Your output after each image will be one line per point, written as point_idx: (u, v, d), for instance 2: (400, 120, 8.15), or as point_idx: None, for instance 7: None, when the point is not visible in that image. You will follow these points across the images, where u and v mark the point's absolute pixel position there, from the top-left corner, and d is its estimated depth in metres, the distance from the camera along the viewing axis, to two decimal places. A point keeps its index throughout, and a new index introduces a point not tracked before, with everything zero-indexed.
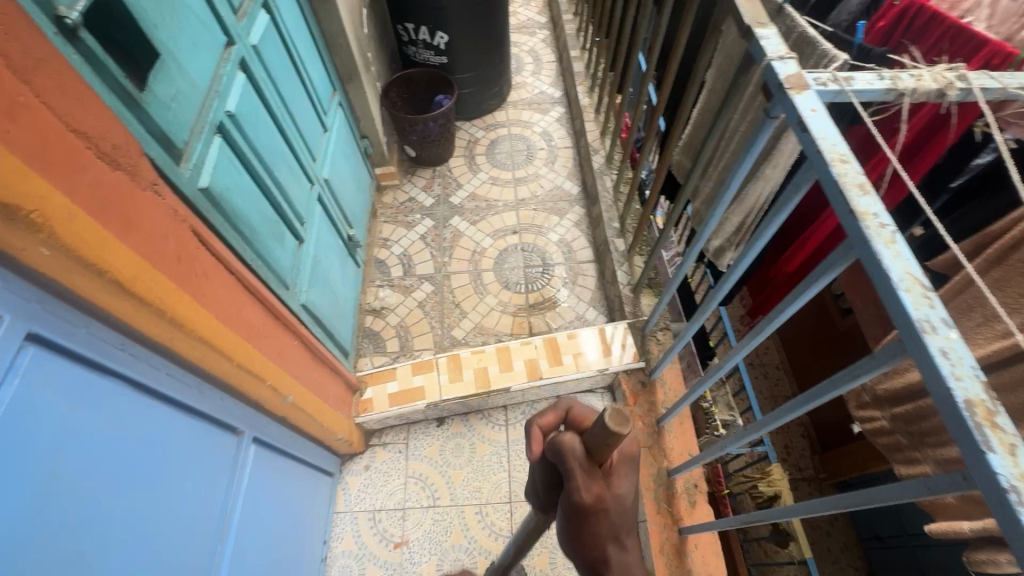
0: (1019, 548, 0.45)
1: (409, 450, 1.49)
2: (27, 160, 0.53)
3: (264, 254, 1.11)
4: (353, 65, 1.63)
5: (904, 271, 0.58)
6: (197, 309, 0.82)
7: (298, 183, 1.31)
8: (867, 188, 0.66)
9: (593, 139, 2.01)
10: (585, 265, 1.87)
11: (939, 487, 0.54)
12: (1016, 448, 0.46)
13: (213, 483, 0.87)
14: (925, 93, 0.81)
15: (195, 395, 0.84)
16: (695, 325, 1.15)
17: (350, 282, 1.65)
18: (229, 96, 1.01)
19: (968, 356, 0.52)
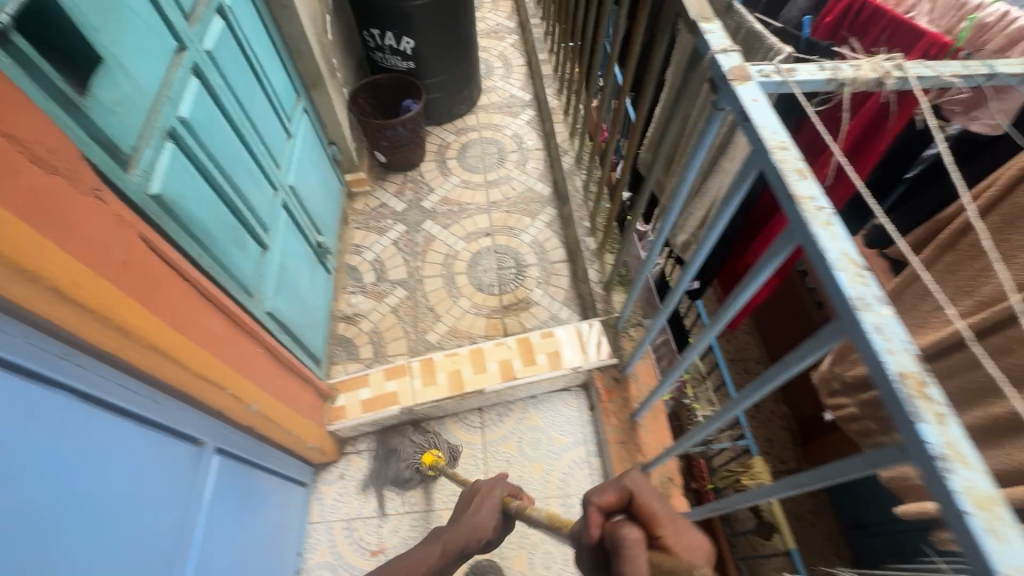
0: (951, 517, 0.44)
1: (385, 456, 1.48)
2: None
3: (225, 262, 1.07)
4: (318, 71, 1.62)
5: (840, 251, 0.57)
6: (148, 316, 0.78)
7: (261, 188, 1.28)
8: (806, 172, 0.65)
9: (563, 140, 2.01)
10: (558, 265, 1.87)
11: (878, 460, 0.54)
12: (945, 417, 0.46)
13: (171, 493, 0.86)
14: (864, 83, 0.82)
15: (149, 404, 0.82)
16: (661, 318, 1.14)
17: (320, 290, 1.64)
18: (182, 101, 0.98)
19: (901, 331, 0.52)
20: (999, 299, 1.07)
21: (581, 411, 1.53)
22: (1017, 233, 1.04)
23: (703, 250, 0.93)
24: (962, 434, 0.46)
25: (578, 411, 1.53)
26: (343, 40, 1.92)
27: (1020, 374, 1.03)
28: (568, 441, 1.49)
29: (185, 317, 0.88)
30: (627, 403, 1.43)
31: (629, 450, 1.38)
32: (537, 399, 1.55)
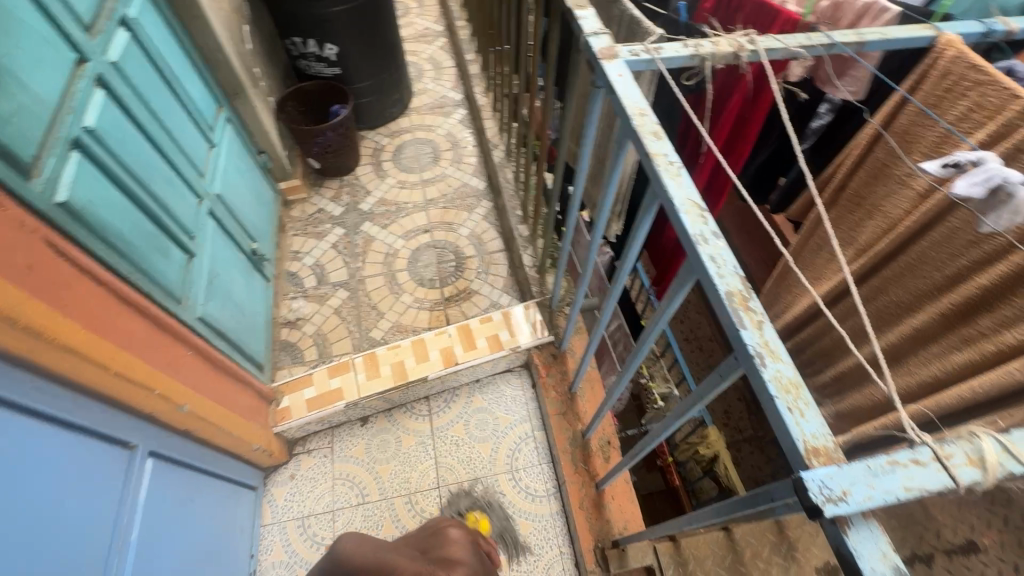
0: (766, 404, 0.52)
1: (335, 453, 1.51)
2: None
3: (148, 269, 1.08)
4: (237, 80, 1.63)
5: (686, 197, 0.66)
6: (60, 317, 0.80)
7: (182, 196, 1.29)
8: (660, 134, 0.73)
9: (492, 135, 2.08)
10: (496, 254, 1.93)
11: (725, 373, 0.62)
12: (761, 323, 0.55)
13: (102, 493, 0.86)
14: (723, 57, 0.92)
15: (70, 407, 0.83)
16: (582, 284, 1.26)
17: (259, 298, 1.65)
18: (87, 111, 0.99)
19: (731, 258, 0.60)
20: (872, 246, 1.20)
21: (524, 391, 1.60)
22: (879, 186, 1.16)
23: (606, 199, 1.09)
24: (775, 335, 0.54)
25: (521, 389, 1.60)
26: (265, 49, 1.93)
27: (896, 308, 1.16)
28: (513, 420, 1.55)
29: (99, 320, 0.89)
30: (565, 375, 1.50)
31: (568, 420, 1.44)
32: (481, 383, 1.61)
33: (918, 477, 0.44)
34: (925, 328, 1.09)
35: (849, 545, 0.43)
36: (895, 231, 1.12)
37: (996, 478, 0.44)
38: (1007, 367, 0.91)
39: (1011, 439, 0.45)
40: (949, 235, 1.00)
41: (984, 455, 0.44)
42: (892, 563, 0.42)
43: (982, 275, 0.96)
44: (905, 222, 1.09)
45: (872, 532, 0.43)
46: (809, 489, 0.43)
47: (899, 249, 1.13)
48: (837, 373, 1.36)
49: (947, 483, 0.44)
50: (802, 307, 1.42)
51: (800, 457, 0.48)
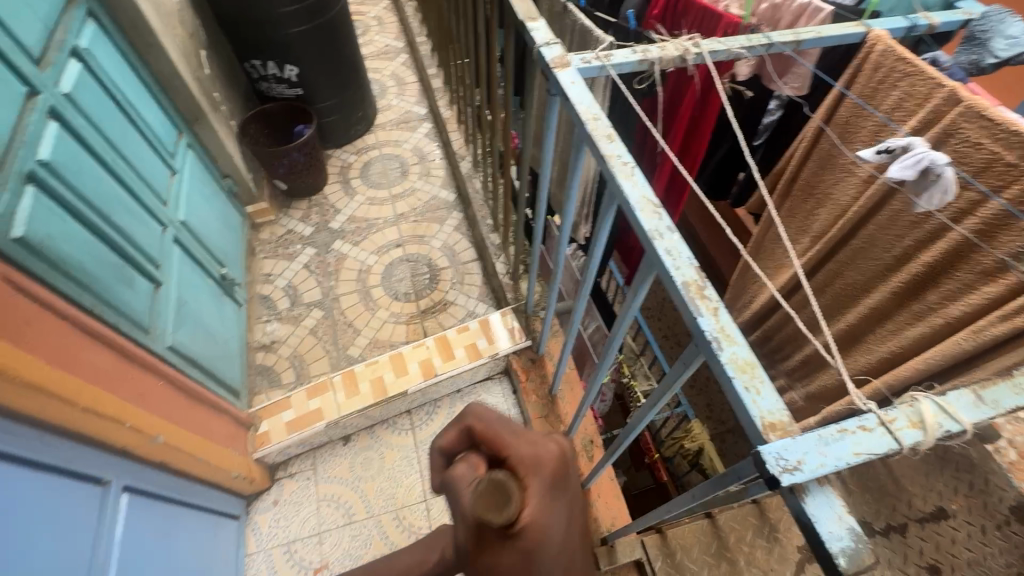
0: (726, 388, 0.55)
1: (318, 474, 1.49)
2: None
3: (113, 300, 1.06)
4: (196, 105, 1.62)
5: (640, 195, 0.69)
6: (22, 357, 0.78)
7: (145, 225, 1.26)
8: (614, 137, 0.76)
9: (459, 147, 2.10)
10: (470, 264, 1.94)
11: (689, 360, 0.65)
12: (716, 309, 0.57)
13: (75, 533, 0.84)
14: (670, 61, 0.96)
15: (37, 446, 0.80)
16: (554, 287, 1.29)
17: (230, 322, 1.62)
18: (40, 144, 0.97)
19: (685, 251, 0.63)
20: (825, 232, 1.25)
21: (507, 397, 1.61)
22: (827, 176, 1.21)
23: (569, 202, 1.12)
24: (730, 319, 0.57)
25: (502, 396, 1.62)
26: (224, 73, 1.92)
27: (852, 291, 1.22)
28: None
29: (60, 353, 0.87)
30: (544, 378, 1.51)
31: (550, 422, 1.45)
32: (463, 393, 1.62)
33: (866, 442, 0.47)
34: (879, 307, 1.15)
35: (807, 512, 0.46)
36: (844, 217, 1.17)
37: (936, 437, 0.48)
38: (955, 338, 0.97)
39: (946, 399, 0.49)
40: (893, 218, 1.06)
41: (923, 417, 0.48)
42: (848, 525, 0.45)
43: (926, 253, 1.02)
44: (852, 209, 1.14)
45: (828, 498, 0.46)
46: (767, 461, 0.46)
47: (849, 234, 1.18)
48: (804, 357, 1.41)
49: (892, 446, 0.47)
50: (767, 297, 1.47)
51: (759, 433, 0.51)
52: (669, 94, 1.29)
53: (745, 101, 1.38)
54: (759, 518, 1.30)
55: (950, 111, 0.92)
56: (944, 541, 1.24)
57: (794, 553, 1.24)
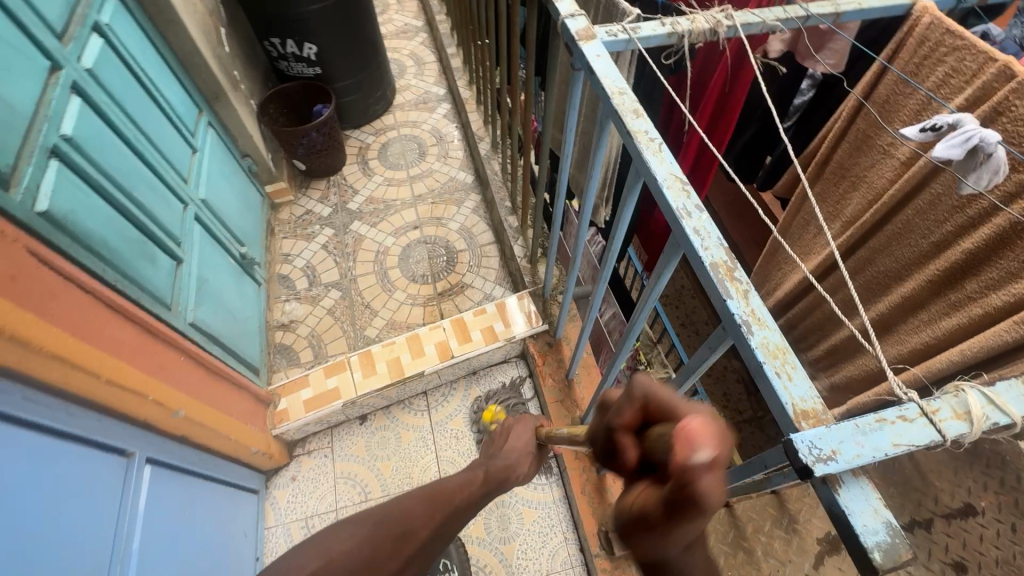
0: (757, 373, 0.52)
1: (335, 452, 1.51)
2: None
3: (136, 276, 1.07)
4: (217, 84, 1.62)
5: (668, 172, 0.66)
6: (47, 327, 0.78)
7: (166, 202, 1.27)
8: (640, 112, 0.73)
9: (478, 128, 2.07)
10: (488, 247, 1.93)
11: (715, 345, 0.63)
12: (747, 291, 0.55)
13: (100, 505, 0.86)
14: (701, 33, 0.92)
15: (63, 417, 0.82)
16: (574, 271, 1.26)
17: (250, 300, 1.63)
18: (63, 119, 0.97)
19: (715, 230, 0.60)
20: (859, 217, 1.20)
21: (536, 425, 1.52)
22: (862, 158, 1.16)
23: (590, 183, 1.09)
24: (761, 302, 0.55)
25: (518, 379, 1.61)
26: (243, 51, 1.91)
27: (885, 278, 1.17)
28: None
29: (87, 325, 0.87)
30: (561, 363, 1.50)
31: (566, 406, 1.44)
32: (479, 374, 1.62)
33: (906, 433, 0.44)
34: (914, 296, 1.10)
35: (840, 504, 0.43)
36: (880, 201, 1.12)
37: (982, 430, 0.45)
38: (995, 329, 0.92)
39: (995, 390, 0.46)
40: (934, 202, 1.01)
41: (969, 408, 0.45)
42: (884, 519, 0.43)
43: (968, 239, 0.97)
44: (890, 192, 1.09)
45: (864, 491, 0.44)
46: (799, 450, 0.44)
47: (885, 219, 1.13)
48: (830, 346, 1.37)
49: (935, 437, 0.44)
50: (794, 284, 1.42)
51: (790, 420, 0.48)
52: (695, 69, 1.24)
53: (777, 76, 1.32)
54: (778, 508, 1.26)
55: (1002, 88, 0.87)
56: (970, 538, 1.26)
57: (814, 545, 1.22)
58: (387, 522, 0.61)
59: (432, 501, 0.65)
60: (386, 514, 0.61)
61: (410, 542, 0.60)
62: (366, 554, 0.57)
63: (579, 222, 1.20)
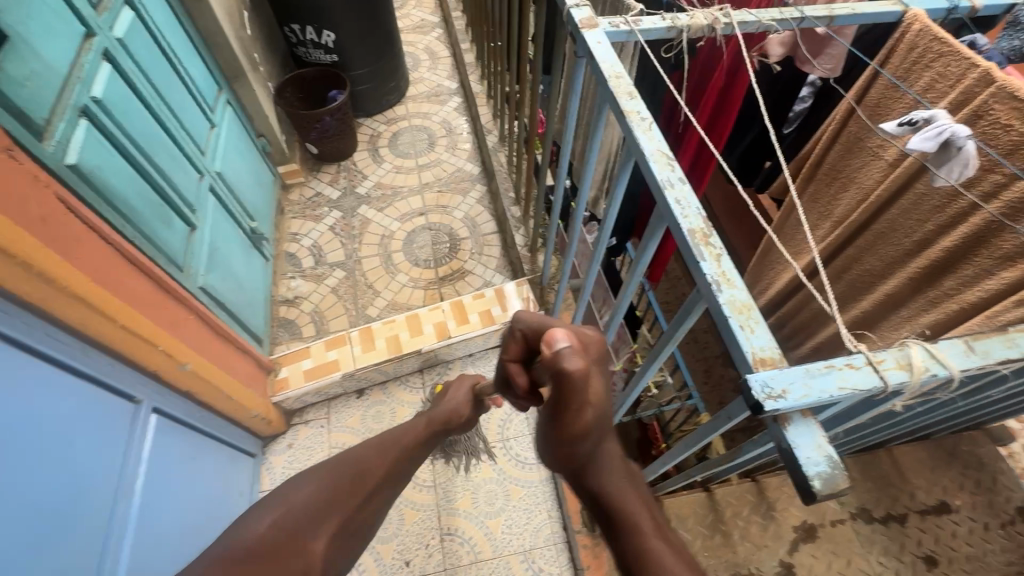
0: (722, 326, 0.57)
1: (332, 422, 1.56)
2: None
3: (152, 235, 1.13)
4: (237, 63, 1.68)
5: (655, 148, 0.71)
6: (70, 268, 0.83)
7: (184, 170, 1.33)
8: (634, 94, 0.78)
9: (487, 121, 2.12)
10: (490, 236, 1.98)
11: (691, 308, 0.67)
12: (719, 254, 0.60)
13: (108, 441, 0.91)
14: (699, 29, 0.97)
15: (79, 355, 0.87)
16: (570, 256, 1.31)
17: (257, 273, 1.69)
18: (94, 82, 1.03)
19: (695, 201, 0.65)
20: (847, 217, 1.24)
21: (524, 410, 1.55)
22: (852, 159, 1.20)
23: (589, 171, 1.14)
24: (731, 265, 0.59)
25: None
26: (264, 36, 1.98)
27: (870, 277, 1.22)
28: (499, 440, 1.50)
29: (108, 274, 0.93)
30: None
31: None
32: (475, 357, 1.67)
33: (852, 378, 0.49)
34: (896, 293, 1.15)
35: (788, 439, 0.48)
36: (867, 201, 1.16)
37: (921, 380, 0.49)
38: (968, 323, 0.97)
39: (937, 347, 0.51)
40: (916, 202, 1.05)
41: (911, 360, 0.50)
42: (826, 453, 0.47)
43: (947, 238, 1.01)
44: (876, 192, 1.13)
45: (810, 429, 0.48)
46: (753, 388, 0.48)
47: (871, 219, 1.17)
48: (816, 344, 1.41)
49: (877, 384, 0.49)
50: (783, 283, 1.47)
51: (749, 365, 0.53)
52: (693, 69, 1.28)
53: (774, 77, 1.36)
54: (757, 496, 1.30)
55: (983, 92, 0.91)
56: (944, 533, 1.26)
57: (790, 532, 1.25)
58: (340, 468, 0.62)
59: (385, 446, 0.67)
60: (336, 463, 0.62)
61: (364, 481, 0.62)
62: (325, 498, 0.59)
63: (575, 210, 1.25)
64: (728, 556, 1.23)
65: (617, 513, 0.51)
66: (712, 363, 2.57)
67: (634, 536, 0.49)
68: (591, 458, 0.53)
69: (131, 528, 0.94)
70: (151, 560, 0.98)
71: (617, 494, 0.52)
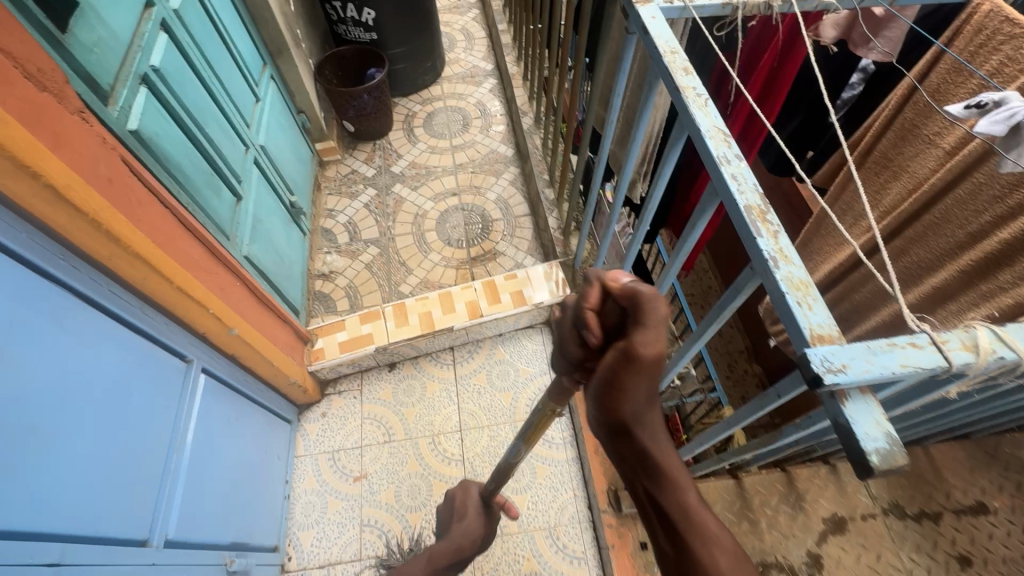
0: (779, 302, 0.56)
1: (364, 394, 1.60)
2: None
3: (203, 203, 1.17)
4: (282, 40, 1.71)
5: (711, 124, 0.70)
6: (133, 229, 0.87)
7: (231, 142, 1.37)
8: (690, 70, 0.77)
9: (522, 103, 2.11)
10: (522, 219, 1.98)
11: (743, 285, 0.67)
12: (776, 231, 0.59)
13: (164, 397, 0.96)
14: (754, 7, 0.94)
15: (139, 313, 0.92)
16: (606, 240, 1.30)
17: (296, 247, 1.73)
18: (153, 52, 1.06)
19: (752, 177, 0.64)
20: (897, 207, 1.20)
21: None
22: (906, 147, 1.15)
23: (632, 155, 1.13)
24: (789, 242, 0.59)
25: (541, 344, 1.67)
26: (306, 13, 2.00)
27: (919, 269, 1.19)
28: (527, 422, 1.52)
29: (166, 237, 0.96)
30: None
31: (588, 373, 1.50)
32: (504, 337, 1.68)
33: (914, 357, 0.48)
34: (945, 287, 1.12)
35: (846, 415, 0.48)
36: (919, 190, 1.13)
37: (987, 362, 0.48)
38: None
39: (1005, 329, 0.49)
40: (974, 191, 1.01)
41: (978, 342, 0.49)
42: (885, 430, 0.47)
43: (1006, 229, 0.98)
44: (930, 181, 1.09)
45: (867, 405, 0.48)
46: (811, 361, 0.48)
47: (923, 209, 1.13)
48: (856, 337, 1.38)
49: (941, 363, 0.48)
50: (823, 273, 1.44)
51: (805, 341, 0.52)
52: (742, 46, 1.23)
53: (830, 56, 1.27)
54: (786, 486, 1.29)
55: None
56: (980, 534, 1.23)
57: (818, 524, 1.24)
58: None
59: None
60: None
61: None
62: None
63: (613, 197, 1.24)
64: (754, 544, 1.22)
65: (666, 477, 0.52)
66: (737, 357, 2.55)
67: (680, 503, 0.52)
68: (644, 413, 0.52)
69: (182, 479, 0.99)
70: (199, 512, 1.04)
71: (668, 462, 0.53)
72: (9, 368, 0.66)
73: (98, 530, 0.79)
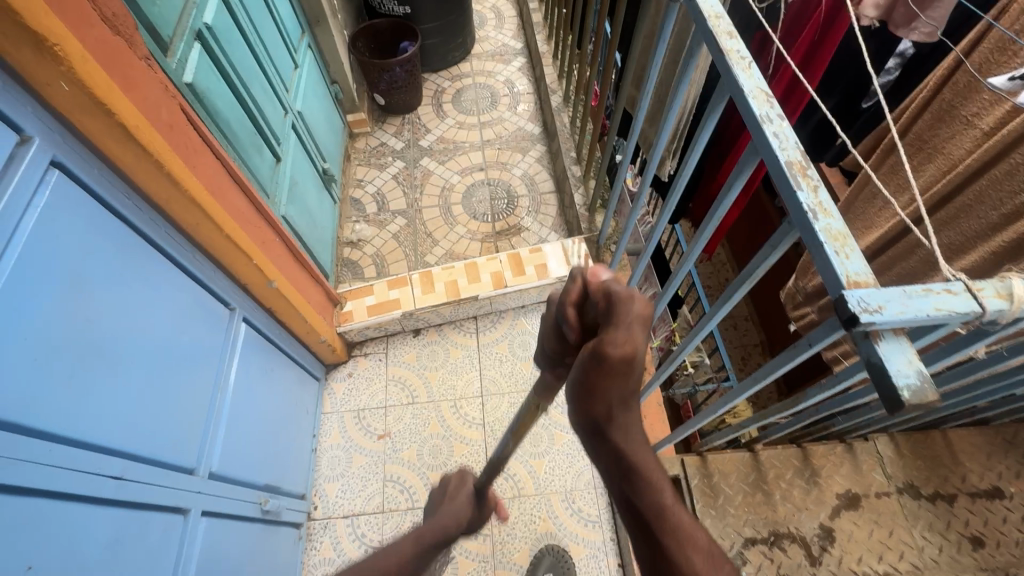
0: (817, 254, 0.58)
1: (389, 358, 1.64)
2: (63, 14, 0.66)
3: (247, 162, 1.21)
4: (320, 9, 1.74)
5: (754, 85, 0.72)
6: (191, 174, 0.91)
7: (273, 105, 1.41)
8: (734, 34, 0.78)
9: (551, 81, 2.11)
10: (547, 196, 2.00)
11: (779, 241, 0.69)
12: (817, 185, 0.61)
13: (212, 339, 1.02)
14: None
15: (191, 257, 0.97)
16: (632, 215, 1.31)
17: (327, 213, 1.78)
18: (207, 10, 1.10)
19: (794, 136, 0.66)
20: (930, 188, 1.20)
21: None
22: (943, 128, 1.15)
23: (663, 132, 1.13)
24: (829, 196, 0.60)
25: None
26: None
27: (952, 251, 1.19)
28: None
29: (218, 187, 1.01)
30: None
31: None
32: (527, 308, 1.71)
33: (948, 302, 0.50)
34: (976, 268, 1.12)
35: (879, 354, 0.50)
36: (954, 171, 1.12)
37: (1019, 310, 0.50)
38: None
39: None
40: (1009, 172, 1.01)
41: (1012, 290, 0.50)
42: (916, 368, 0.49)
43: None
44: (965, 162, 1.09)
45: (901, 346, 0.50)
46: (848, 302, 0.50)
47: (957, 190, 1.13)
48: None
49: (974, 309, 0.50)
50: None
51: (840, 285, 0.54)
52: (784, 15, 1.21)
53: (875, 33, 1.24)
54: (802, 461, 1.31)
55: None
56: (993, 518, 1.24)
57: (831, 499, 1.26)
58: None
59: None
60: None
61: None
62: None
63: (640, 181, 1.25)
64: (767, 514, 1.25)
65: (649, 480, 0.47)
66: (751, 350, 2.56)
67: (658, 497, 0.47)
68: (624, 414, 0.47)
69: (225, 418, 1.05)
70: (238, 452, 1.10)
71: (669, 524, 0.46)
72: (85, 290, 0.72)
73: (154, 452, 0.84)
